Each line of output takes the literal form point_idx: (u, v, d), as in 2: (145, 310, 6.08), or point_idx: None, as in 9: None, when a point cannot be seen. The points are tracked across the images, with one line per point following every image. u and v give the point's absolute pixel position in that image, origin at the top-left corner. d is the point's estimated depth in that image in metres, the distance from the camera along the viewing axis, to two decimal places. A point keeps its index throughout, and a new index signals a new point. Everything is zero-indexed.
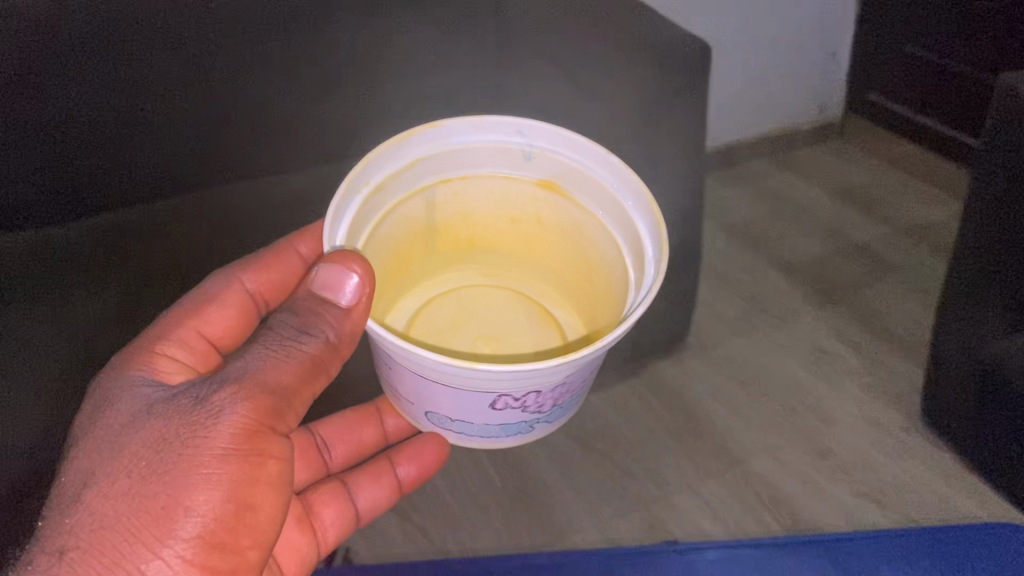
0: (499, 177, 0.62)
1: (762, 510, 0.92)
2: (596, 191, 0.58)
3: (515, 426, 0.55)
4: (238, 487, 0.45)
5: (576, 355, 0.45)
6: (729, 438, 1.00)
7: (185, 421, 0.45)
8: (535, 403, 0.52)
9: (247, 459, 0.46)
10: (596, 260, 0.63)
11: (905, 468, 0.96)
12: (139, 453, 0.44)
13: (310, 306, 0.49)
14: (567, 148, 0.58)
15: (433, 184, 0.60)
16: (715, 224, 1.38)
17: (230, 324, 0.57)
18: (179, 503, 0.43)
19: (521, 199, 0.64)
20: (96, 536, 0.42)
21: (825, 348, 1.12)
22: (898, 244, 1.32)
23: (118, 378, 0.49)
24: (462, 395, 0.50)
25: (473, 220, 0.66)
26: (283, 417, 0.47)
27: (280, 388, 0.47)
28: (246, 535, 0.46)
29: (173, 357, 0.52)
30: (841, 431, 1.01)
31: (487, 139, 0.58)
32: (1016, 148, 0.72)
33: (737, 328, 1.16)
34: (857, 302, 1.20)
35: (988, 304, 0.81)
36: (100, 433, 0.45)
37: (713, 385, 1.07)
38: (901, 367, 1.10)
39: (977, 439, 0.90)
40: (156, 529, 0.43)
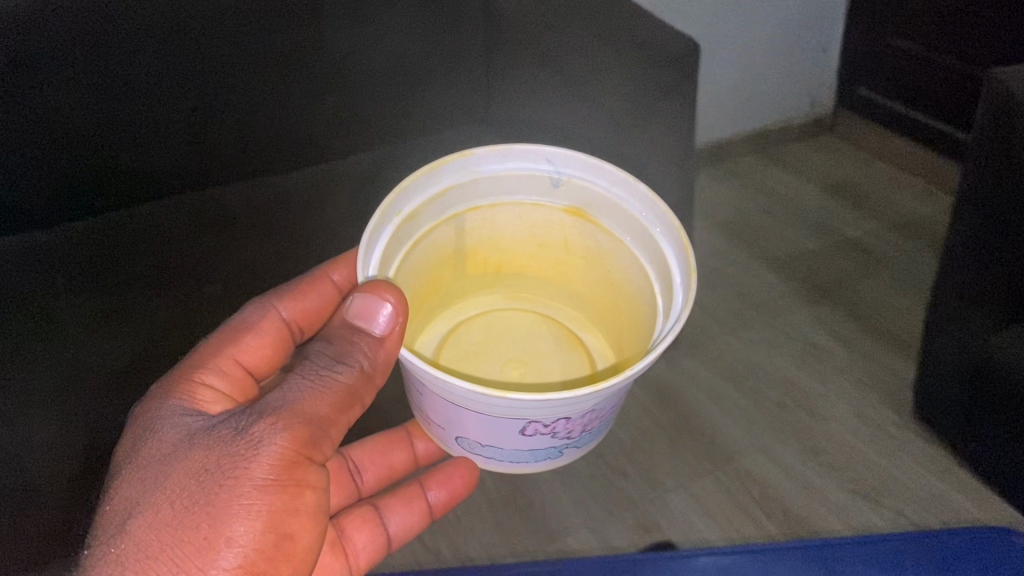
0: (527, 204, 0.63)
1: (755, 510, 0.92)
2: (623, 218, 0.59)
3: (545, 451, 0.56)
4: (278, 517, 0.46)
5: (607, 384, 0.45)
6: (722, 436, 1.00)
7: (225, 452, 0.45)
8: (564, 429, 0.52)
9: (286, 490, 0.46)
10: (623, 285, 0.64)
11: (897, 464, 0.97)
12: (182, 483, 0.44)
13: (345, 336, 0.50)
14: (595, 175, 0.58)
15: (462, 211, 0.61)
16: (705, 221, 1.38)
17: (265, 354, 0.57)
18: (220, 533, 0.44)
19: (548, 225, 0.65)
20: (143, 565, 0.43)
21: (816, 344, 1.13)
22: (889, 238, 1.33)
23: (159, 407, 0.50)
24: (492, 420, 0.51)
25: (501, 245, 0.67)
26: (320, 446, 0.47)
27: (317, 419, 0.47)
28: (286, 564, 0.47)
29: (212, 387, 0.52)
30: (833, 428, 1.01)
31: (516, 167, 0.59)
32: (1008, 146, 0.72)
33: (728, 325, 1.16)
34: (847, 297, 1.21)
35: (982, 302, 0.81)
36: (143, 463, 0.46)
37: (705, 383, 1.07)
38: (893, 362, 1.10)
39: (968, 434, 0.91)
40: (198, 560, 0.43)
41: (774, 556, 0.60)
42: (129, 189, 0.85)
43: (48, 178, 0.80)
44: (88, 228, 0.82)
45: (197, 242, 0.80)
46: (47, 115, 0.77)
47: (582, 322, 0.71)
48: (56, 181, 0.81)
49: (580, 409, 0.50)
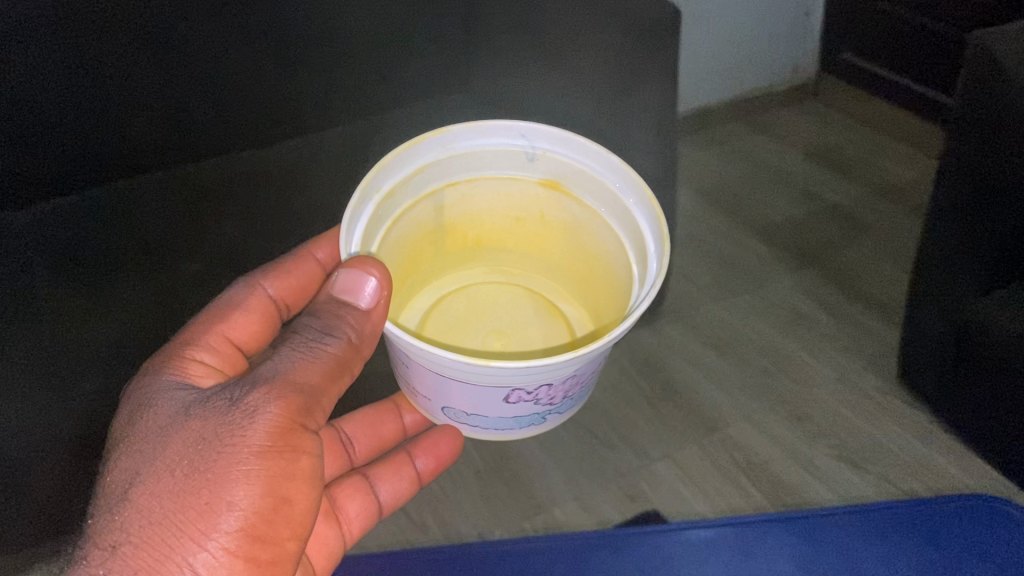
0: (503, 178, 0.62)
1: (740, 478, 0.92)
2: (600, 190, 0.59)
3: (529, 418, 0.55)
4: (275, 482, 0.45)
5: (586, 351, 0.46)
6: (708, 404, 1.00)
7: (222, 421, 0.45)
8: (547, 395, 0.52)
9: (282, 455, 0.45)
10: (601, 257, 0.63)
11: (882, 429, 0.97)
12: (181, 452, 0.44)
13: (331, 308, 0.50)
14: (570, 149, 0.58)
15: (440, 188, 0.61)
16: (689, 189, 1.37)
17: (253, 330, 0.55)
18: (221, 498, 0.44)
19: (524, 199, 0.64)
20: (147, 530, 0.43)
21: (801, 311, 1.13)
22: (873, 204, 1.33)
23: (151, 382, 0.49)
24: (476, 389, 0.50)
25: (479, 221, 0.66)
26: (313, 414, 0.47)
27: (309, 388, 0.47)
28: (285, 526, 0.47)
29: (202, 362, 0.51)
30: (819, 395, 1.01)
31: (489, 143, 0.58)
32: (990, 109, 0.71)
33: (713, 294, 1.15)
34: (832, 264, 1.20)
35: (964, 266, 0.81)
36: (139, 435, 0.46)
37: (690, 352, 1.07)
38: (878, 329, 1.10)
39: (952, 398, 0.91)
40: (201, 523, 0.43)
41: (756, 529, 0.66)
42: (109, 165, 0.83)
43: (33, 152, 0.79)
44: (71, 204, 0.80)
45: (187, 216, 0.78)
46: (33, 87, 0.76)
47: (562, 293, 0.70)
48: (41, 155, 0.79)
49: (561, 375, 0.50)
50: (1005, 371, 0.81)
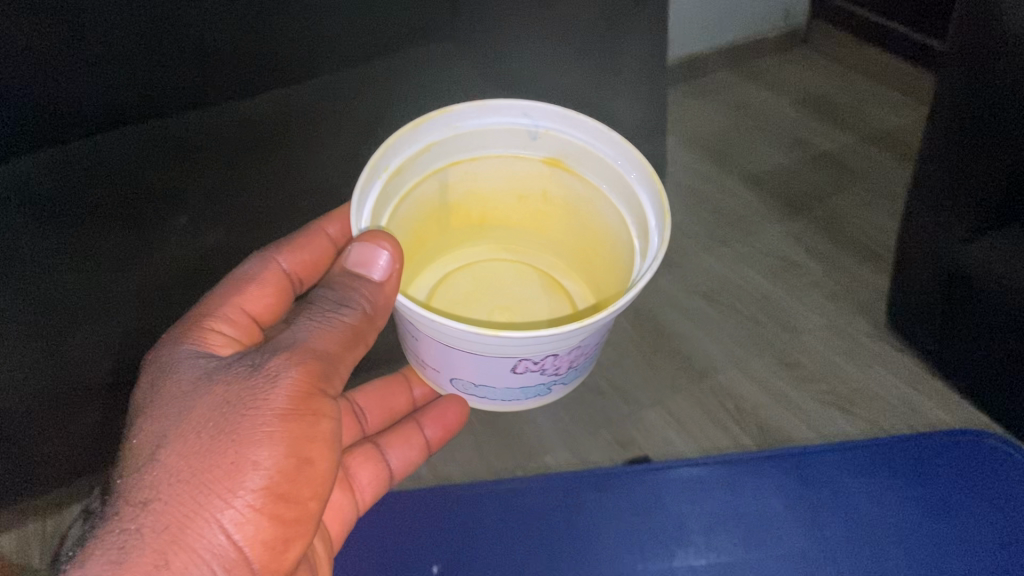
0: (507, 156, 0.64)
1: (730, 424, 0.93)
2: (600, 167, 0.60)
3: (534, 388, 0.59)
4: (298, 443, 0.47)
5: (592, 322, 0.48)
6: (698, 353, 1.00)
7: (245, 385, 0.46)
8: (552, 364, 0.55)
9: (304, 418, 0.47)
10: (601, 233, 0.66)
11: (871, 374, 0.98)
12: (205, 415, 0.45)
13: (345, 282, 0.51)
14: (572, 128, 0.59)
15: (445, 166, 0.62)
16: (679, 138, 1.36)
17: (268, 302, 0.55)
18: (246, 457, 0.45)
19: (528, 177, 0.66)
20: (176, 488, 0.44)
21: (791, 259, 1.13)
22: (861, 150, 1.33)
23: (171, 349, 0.50)
24: (486, 360, 0.53)
25: (482, 195, 0.68)
26: (331, 380, 0.49)
27: (327, 354, 0.49)
28: (307, 487, 0.48)
29: (220, 332, 0.51)
30: (808, 342, 1.02)
31: (493, 122, 0.60)
32: (983, 52, 0.71)
33: (703, 243, 1.15)
34: (822, 211, 1.21)
35: (963, 210, 0.80)
36: (161, 399, 0.47)
37: (680, 301, 1.07)
38: (866, 275, 1.10)
39: (941, 343, 0.91)
40: (227, 482, 0.45)
41: (755, 463, 0.76)
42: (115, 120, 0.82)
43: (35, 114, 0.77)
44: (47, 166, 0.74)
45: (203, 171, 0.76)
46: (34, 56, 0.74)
47: (564, 268, 0.74)
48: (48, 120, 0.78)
49: (566, 345, 0.53)
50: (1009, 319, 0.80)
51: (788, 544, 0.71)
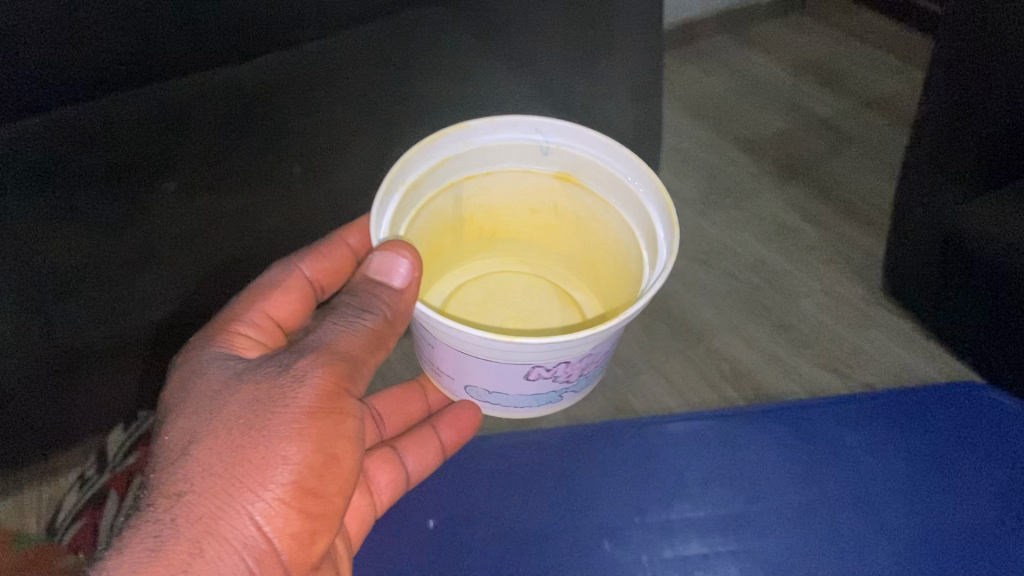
0: (519, 171, 0.71)
1: (726, 387, 0.93)
2: (605, 179, 0.68)
3: (546, 395, 0.66)
4: (323, 439, 0.49)
5: (604, 327, 0.54)
6: (693, 317, 1.00)
7: (274, 385, 0.48)
8: (565, 371, 0.62)
9: (329, 415, 0.49)
10: (609, 243, 0.73)
11: (867, 336, 0.98)
12: (236, 413, 0.47)
13: (366, 289, 0.54)
14: (577, 144, 0.67)
15: (461, 180, 0.69)
16: (674, 103, 1.35)
17: (292, 308, 0.57)
18: (275, 453, 0.47)
19: (539, 191, 0.73)
20: (210, 482, 0.45)
21: (787, 224, 1.13)
22: (856, 114, 1.32)
23: (200, 352, 0.52)
24: (503, 366, 0.60)
25: (494, 211, 0.76)
26: (354, 379, 0.51)
27: (350, 356, 0.51)
28: (332, 482, 0.50)
29: (247, 335, 0.54)
30: (804, 305, 1.02)
31: (506, 137, 0.67)
32: (980, 10, 0.70)
33: (699, 209, 1.15)
34: (818, 176, 1.20)
35: (961, 169, 0.79)
36: (194, 400, 0.49)
37: (676, 266, 1.06)
38: (861, 239, 1.10)
39: (935, 306, 0.92)
40: (257, 476, 0.46)
41: (754, 420, 0.79)
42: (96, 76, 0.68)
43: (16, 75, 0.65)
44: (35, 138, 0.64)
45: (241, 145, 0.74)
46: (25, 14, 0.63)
47: (572, 279, 0.82)
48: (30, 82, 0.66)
49: (578, 352, 0.59)
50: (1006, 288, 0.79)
51: (782, 498, 0.73)
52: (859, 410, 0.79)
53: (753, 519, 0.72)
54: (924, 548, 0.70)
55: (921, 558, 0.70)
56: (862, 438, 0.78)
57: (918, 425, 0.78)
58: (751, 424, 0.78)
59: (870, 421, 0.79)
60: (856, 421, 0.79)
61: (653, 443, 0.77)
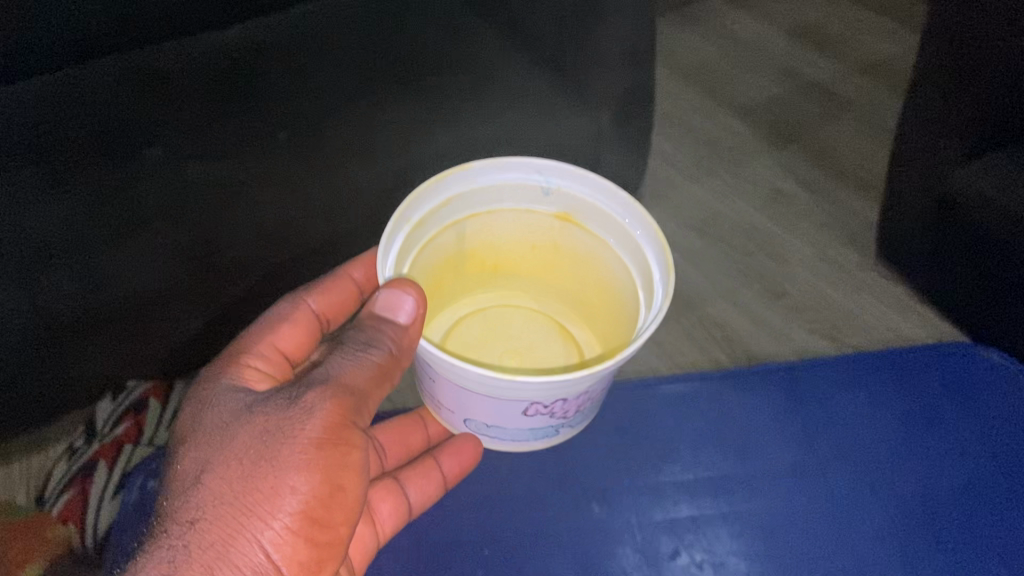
0: (520, 210, 0.64)
1: (717, 352, 0.92)
2: (609, 224, 0.61)
3: (543, 430, 0.59)
4: (330, 470, 0.47)
5: (602, 368, 0.50)
6: (685, 283, 1.00)
7: (282, 418, 0.47)
8: (562, 408, 0.56)
9: (337, 446, 0.47)
10: (611, 285, 0.66)
11: (859, 302, 0.98)
12: (246, 444, 0.46)
13: (370, 325, 0.52)
14: (581, 184, 0.60)
15: (464, 218, 0.62)
16: (669, 68, 1.34)
17: (300, 341, 0.56)
18: (283, 483, 0.46)
19: (540, 229, 0.66)
20: (221, 510, 0.45)
21: (780, 190, 1.12)
22: (849, 78, 1.32)
23: (212, 386, 0.51)
24: (498, 402, 0.54)
25: (493, 249, 0.69)
26: (361, 412, 0.49)
27: (357, 390, 0.49)
28: (339, 511, 0.48)
29: (255, 366, 0.53)
30: (796, 271, 1.01)
31: (509, 178, 0.60)
32: None
33: (692, 174, 1.14)
34: (813, 142, 1.20)
35: (957, 126, 0.78)
36: (207, 431, 0.48)
37: (669, 232, 1.06)
38: (854, 204, 1.10)
39: (929, 272, 0.91)
40: (265, 505, 0.45)
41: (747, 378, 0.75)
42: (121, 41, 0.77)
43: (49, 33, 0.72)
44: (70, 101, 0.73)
45: (296, 173, 0.73)
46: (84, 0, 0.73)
47: (571, 316, 0.73)
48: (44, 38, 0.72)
49: (576, 390, 0.53)
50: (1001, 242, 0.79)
51: (772, 458, 0.70)
52: (857, 367, 0.76)
53: (746, 480, 0.68)
54: (928, 509, 0.66)
55: (923, 520, 0.66)
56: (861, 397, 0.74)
57: (916, 381, 0.75)
58: (745, 384, 0.75)
59: (868, 378, 0.75)
60: (855, 379, 0.75)
61: (642, 402, 0.74)
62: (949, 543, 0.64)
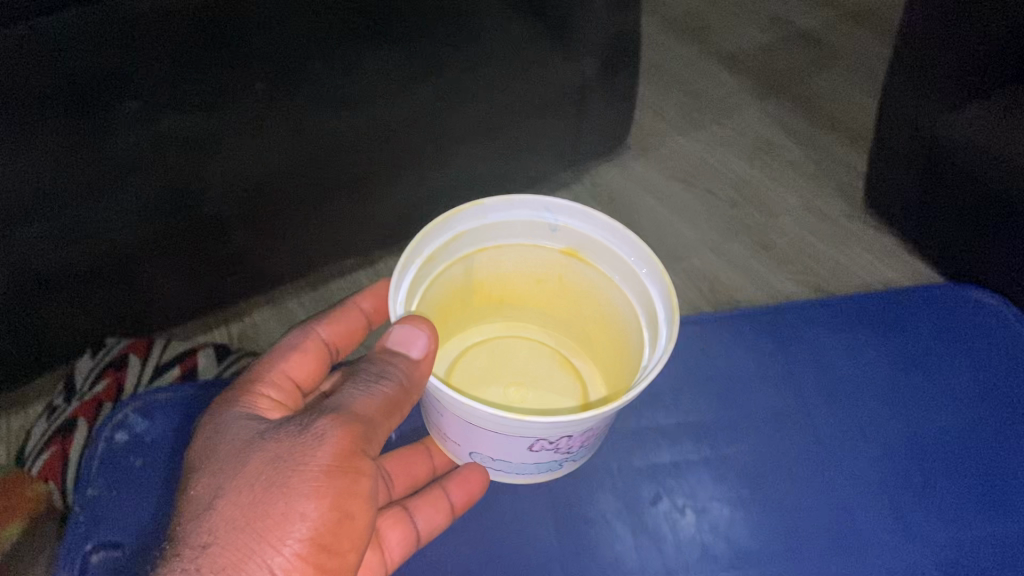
0: (525, 246, 0.57)
1: (702, 303, 0.91)
2: (617, 265, 0.55)
3: (547, 465, 0.54)
4: (343, 496, 0.40)
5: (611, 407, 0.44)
6: (671, 236, 0.99)
7: (293, 445, 0.40)
8: (568, 445, 0.50)
9: (347, 473, 0.41)
10: (620, 325, 0.58)
11: (846, 253, 0.97)
12: (257, 469, 0.40)
13: (380, 358, 0.45)
14: (590, 222, 0.54)
15: (471, 254, 0.56)
16: (655, 18, 1.32)
17: (310, 371, 0.50)
18: (293, 510, 0.39)
19: (543, 264, 0.59)
20: (231, 538, 0.38)
21: (768, 140, 1.11)
22: (839, 27, 1.30)
23: (218, 415, 0.45)
24: (502, 437, 0.49)
25: (501, 280, 0.61)
26: (372, 438, 0.42)
27: (367, 419, 0.42)
28: (349, 541, 0.41)
29: (267, 394, 0.46)
30: (784, 223, 1.00)
31: (516, 216, 0.54)
32: None
33: (678, 126, 1.13)
34: (800, 91, 1.18)
35: (940, 72, 0.78)
36: (217, 455, 0.42)
37: (654, 185, 1.05)
38: (843, 154, 1.09)
39: (918, 221, 0.90)
40: (274, 533, 0.38)
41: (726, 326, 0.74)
42: None
43: None
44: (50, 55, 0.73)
45: (278, 137, 0.72)
46: None
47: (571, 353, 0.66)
48: None
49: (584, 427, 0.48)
50: (992, 193, 0.77)
51: (755, 404, 0.67)
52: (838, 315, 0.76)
53: (727, 420, 0.66)
54: (914, 457, 0.65)
55: (902, 462, 0.64)
56: (842, 344, 0.73)
57: (899, 330, 0.74)
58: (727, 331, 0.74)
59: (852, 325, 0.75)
60: (836, 325, 0.74)
61: None
62: (931, 493, 0.63)
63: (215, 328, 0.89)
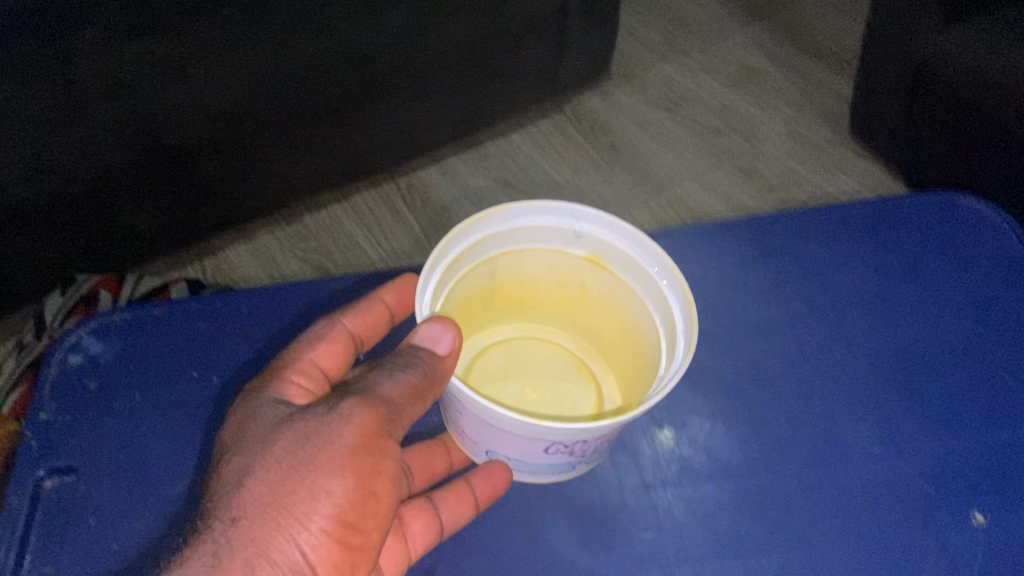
0: (548, 252, 0.52)
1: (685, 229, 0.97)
2: (642, 279, 0.50)
3: (560, 465, 0.49)
4: (365, 473, 0.38)
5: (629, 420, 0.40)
6: (655, 167, 1.04)
7: (317, 427, 0.38)
8: (583, 449, 0.45)
9: (372, 452, 0.38)
10: (638, 349, 0.53)
11: (830, 176, 1.02)
12: (283, 448, 0.38)
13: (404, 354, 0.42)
14: (619, 234, 0.49)
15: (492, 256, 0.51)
16: None
17: (338, 362, 0.46)
18: (316, 485, 0.37)
19: (565, 272, 0.54)
20: (260, 513, 0.36)
21: (751, 66, 1.16)
22: None
23: (246, 403, 0.42)
24: (514, 436, 0.44)
25: (525, 285, 0.56)
26: (398, 422, 0.40)
27: (393, 404, 0.40)
28: (373, 521, 0.38)
29: (299, 383, 0.44)
30: (768, 150, 1.05)
31: (541, 222, 0.50)
32: None
33: (661, 54, 1.17)
34: (783, 18, 1.22)
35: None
36: (245, 438, 0.40)
37: (639, 115, 1.10)
38: (826, 79, 1.13)
39: (903, 145, 0.94)
40: (297, 510, 0.36)
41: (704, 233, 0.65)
42: None
43: None
44: None
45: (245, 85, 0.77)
46: None
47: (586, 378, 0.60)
48: None
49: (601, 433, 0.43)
50: (996, 120, 0.79)
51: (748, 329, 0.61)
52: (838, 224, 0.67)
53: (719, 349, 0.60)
54: (906, 360, 0.58)
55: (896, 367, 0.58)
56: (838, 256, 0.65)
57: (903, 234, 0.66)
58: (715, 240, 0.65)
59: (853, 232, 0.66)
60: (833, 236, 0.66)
61: None
62: (935, 395, 0.57)
63: (189, 264, 0.95)
